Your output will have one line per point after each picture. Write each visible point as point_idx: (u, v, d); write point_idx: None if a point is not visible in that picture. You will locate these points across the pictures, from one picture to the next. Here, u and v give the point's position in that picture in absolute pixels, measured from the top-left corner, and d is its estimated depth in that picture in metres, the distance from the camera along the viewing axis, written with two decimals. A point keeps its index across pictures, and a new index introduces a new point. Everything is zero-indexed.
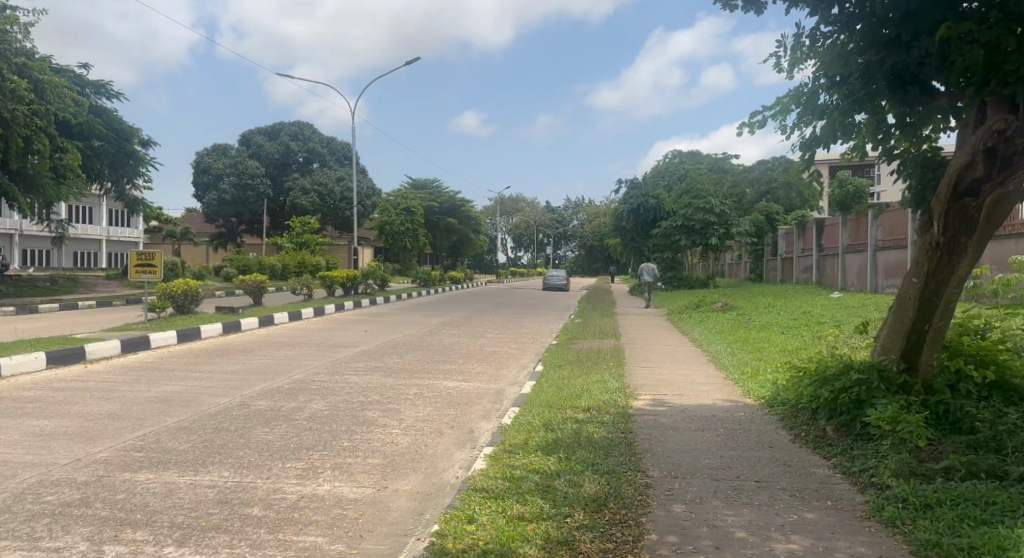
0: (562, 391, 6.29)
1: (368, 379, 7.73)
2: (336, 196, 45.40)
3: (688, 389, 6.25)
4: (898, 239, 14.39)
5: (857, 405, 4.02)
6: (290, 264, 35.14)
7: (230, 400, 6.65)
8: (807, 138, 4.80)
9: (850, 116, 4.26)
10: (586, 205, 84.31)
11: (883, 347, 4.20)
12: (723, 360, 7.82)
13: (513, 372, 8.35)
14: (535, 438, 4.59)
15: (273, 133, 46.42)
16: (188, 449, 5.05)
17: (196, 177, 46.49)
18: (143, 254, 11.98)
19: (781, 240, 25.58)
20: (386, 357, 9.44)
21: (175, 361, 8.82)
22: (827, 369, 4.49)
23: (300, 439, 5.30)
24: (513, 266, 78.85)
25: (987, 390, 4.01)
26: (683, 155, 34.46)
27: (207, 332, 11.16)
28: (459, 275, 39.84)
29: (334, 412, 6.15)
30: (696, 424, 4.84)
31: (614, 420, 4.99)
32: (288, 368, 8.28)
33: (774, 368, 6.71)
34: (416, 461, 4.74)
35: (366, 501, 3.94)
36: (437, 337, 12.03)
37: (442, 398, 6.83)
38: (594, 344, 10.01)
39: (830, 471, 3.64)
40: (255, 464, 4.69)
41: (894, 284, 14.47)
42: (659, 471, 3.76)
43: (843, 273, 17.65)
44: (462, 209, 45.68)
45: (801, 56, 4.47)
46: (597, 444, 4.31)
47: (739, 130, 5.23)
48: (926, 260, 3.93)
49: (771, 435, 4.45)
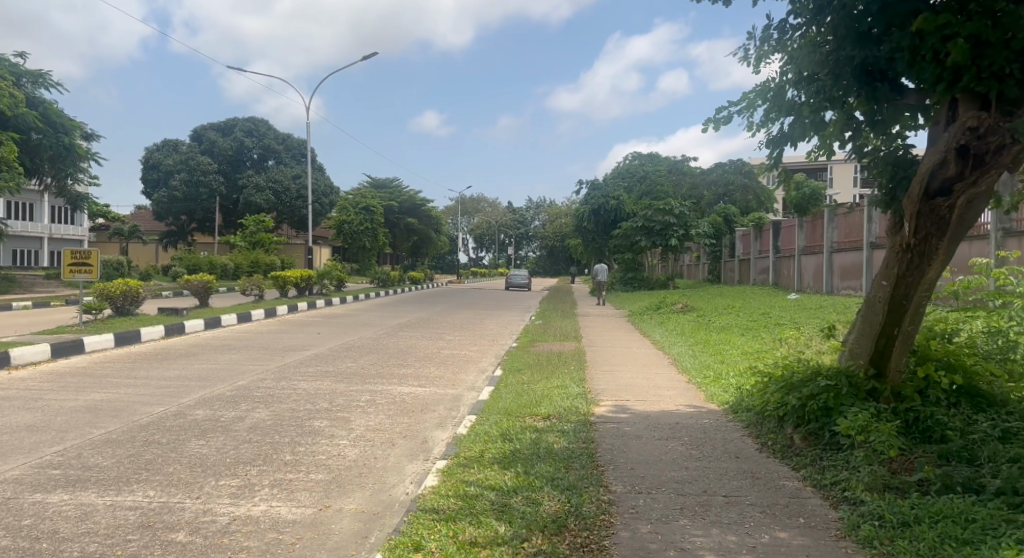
0: (521, 397, 6.02)
1: (317, 385, 7.33)
2: (292, 194, 44.38)
3: (650, 395, 6.06)
4: (854, 241, 14.62)
5: (825, 413, 3.86)
6: (244, 264, 34.09)
7: (165, 409, 6.16)
8: (773, 136, 4.63)
9: (818, 114, 4.09)
10: (547, 205, 84.57)
11: (852, 352, 4.06)
12: (685, 363, 7.67)
13: (471, 377, 8.06)
14: (491, 450, 4.30)
15: (226, 128, 45.13)
16: (111, 465, 4.60)
17: (145, 173, 44.80)
18: (78, 253, 11.25)
19: (738, 242, 25.91)
20: (338, 361, 9.04)
21: (108, 366, 8.24)
22: (794, 374, 4.33)
23: (238, 453, 4.90)
24: (475, 266, 78.72)
25: (956, 396, 3.90)
26: (643, 157, 34.75)
27: (148, 334, 10.53)
28: (420, 275, 39.31)
29: (278, 421, 5.76)
30: (659, 432, 4.63)
31: (575, 428, 4.74)
32: (231, 374, 7.80)
33: (737, 372, 6.57)
34: (363, 476, 4.40)
35: (306, 523, 3.60)
36: (393, 339, 11.64)
37: (395, 405, 6.50)
38: (554, 347, 9.80)
39: (801, 484, 3.46)
40: (185, 482, 4.28)
41: (849, 285, 14.67)
42: (622, 486, 3.52)
43: (800, 274, 17.89)
44: (423, 209, 45.14)
45: (769, 49, 4.30)
46: (557, 456, 4.06)
47: (705, 127, 5.04)
48: (896, 262, 3.78)
49: (737, 444, 4.26)
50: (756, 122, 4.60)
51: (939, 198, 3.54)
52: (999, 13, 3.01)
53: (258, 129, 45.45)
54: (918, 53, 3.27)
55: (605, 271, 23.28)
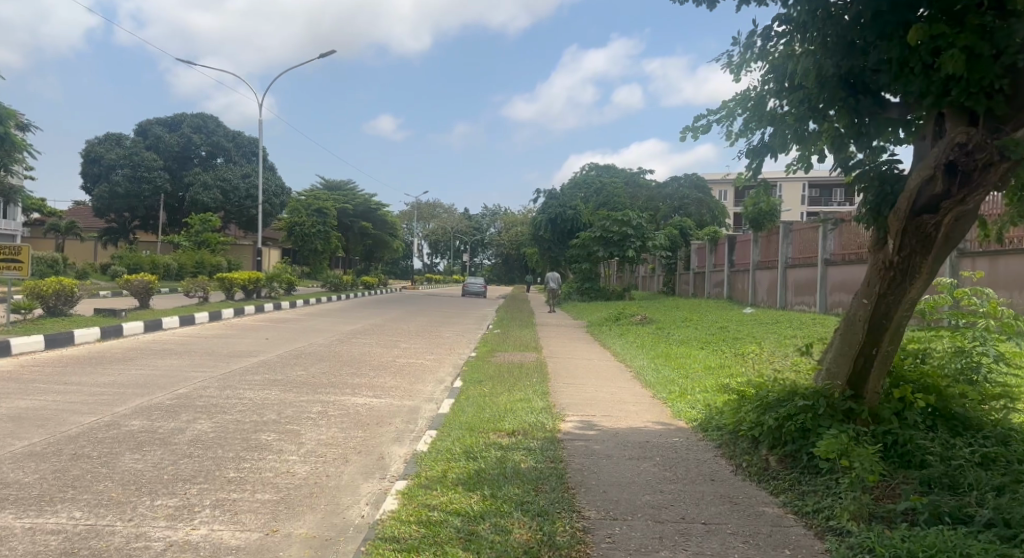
0: (483, 411, 5.75)
1: (266, 395, 6.88)
2: (241, 193, 43.11)
3: (616, 410, 5.90)
4: (807, 257, 14.96)
5: (802, 435, 3.84)
6: (188, 264, 32.77)
7: (99, 417, 5.46)
8: (753, 147, 4.58)
9: (802, 125, 4.09)
10: (503, 212, 84.52)
11: (829, 372, 4.09)
12: (647, 377, 7.55)
13: (429, 387, 7.75)
14: (454, 469, 4.03)
15: (174, 124, 43.40)
16: (33, 482, 3.90)
17: (85, 167, 42.67)
18: (6, 247, 10.38)
19: (693, 255, 26.31)
20: (288, 369, 8.55)
21: (35, 371, 7.35)
22: (769, 394, 4.30)
23: (178, 468, 4.37)
24: (429, 272, 78.20)
25: (931, 420, 3.96)
26: (600, 169, 35.05)
27: (82, 336, 9.76)
28: (373, 280, 38.58)
29: (223, 434, 5.29)
30: (630, 451, 4.46)
31: (543, 446, 4.51)
32: (172, 381, 7.21)
33: (702, 388, 6.49)
34: (313, 497, 4.04)
35: (250, 550, 3.24)
36: (346, 346, 11.18)
37: (350, 417, 6.14)
38: (515, 357, 9.55)
39: (781, 511, 3.37)
40: (116, 501, 3.72)
41: (802, 301, 14.97)
42: (595, 512, 3.32)
43: (754, 288, 18.22)
44: (378, 213, 44.44)
45: (750, 58, 4.29)
46: (525, 477, 3.82)
47: (682, 135, 4.94)
48: (878, 281, 3.83)
49: (711, 465, 4.17)
50: (736, 132, 4.55)
51: (925, 215, 3.54)
52: (988, 27, 3.03)
53: (208, 125, 43.92)
54: (905, 65, 3.33)
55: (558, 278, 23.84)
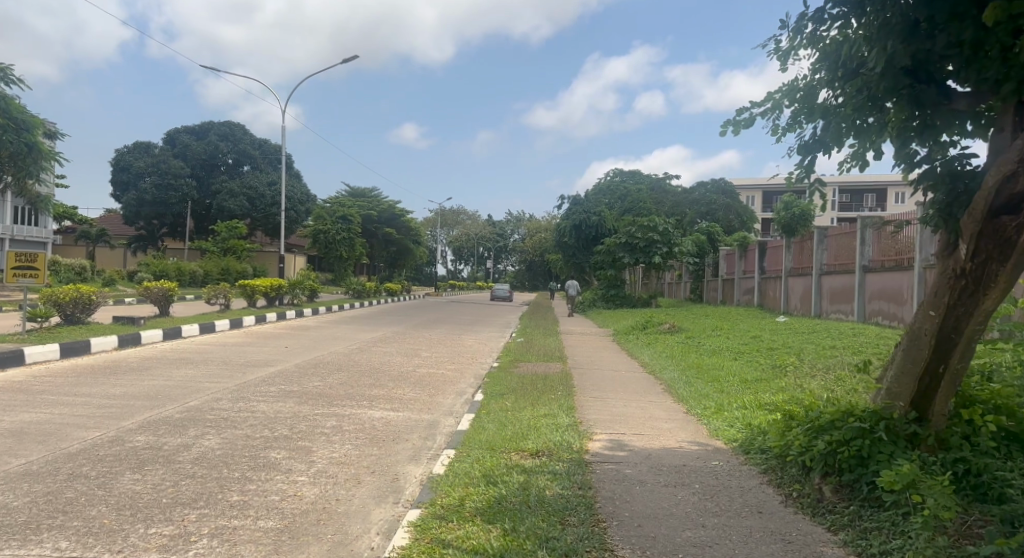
0: (505, 429, 5.38)
1: (279, 409, 6.59)
2: (267, 200, 43.54)
3: (647, 428, 5.49)
4: (844, 264, 14.34)
5: (860, 463, 3.43)
6: (214, 272, 33.18)
7: (103, 433, 5.22)
8: (804, 141, 4.20)
9: (860, 115, 3.74)
10: (528, 219, 84.09)
11: (890, 392, 3.69)
12: (680, 391, 7.11)
13: (449, 400, 7.41)
14: (473, 497, 3.68)
15: (201, 132, 43.88)
16: (22, 507, 3.61)
17: (115, 175, 43.38)
18: (24, 254, 10.26)
19: (721, 261, 25.70)
20: (304, 380, 8.26)
21: (47, 381, 7.19)
22: (822, 414, 3.88)
23: (177, 491, 4.06)
24: (453, 278, 78.37)
25: (1005, 446, 3.53)
26: (623, 175, 34.70)
27: (99, 344, 9.60)
28: (396, 287, 38.48)
29: (230, 451, 4.99)
30: (665, 477, 4.08)
31: (569, 470, 4.14)
32: (183, 393, 7.00)
33: (741, 404, 6.02)
34: (321, 524, 3.70)
35: None
36: (366, 356, 10.92)
37: (364, 433, 5.84)
38: (539, 368, 9.18)
39: (842, 552, 2.99)
40: (107, 529, 3.41)
41: (839, 309, 14.34)
42: (630, 551, 2.94)
43: (786, 296, 17.62)
44: (402, 220, 44.42)
45: (800, 44, 3.96)
46: (549, 507, 3.46)
47: (722, 129, 4.55)
48: (946, 290, 3.42)
49: (755, 494, 3.79)
50: (783, 126, 4.20)
51: (1005, 216, 3.13)
52: None
53: (234, 133, 44.37)
54: (980, 48, 3.10)
55: (575, 282, 25.40)
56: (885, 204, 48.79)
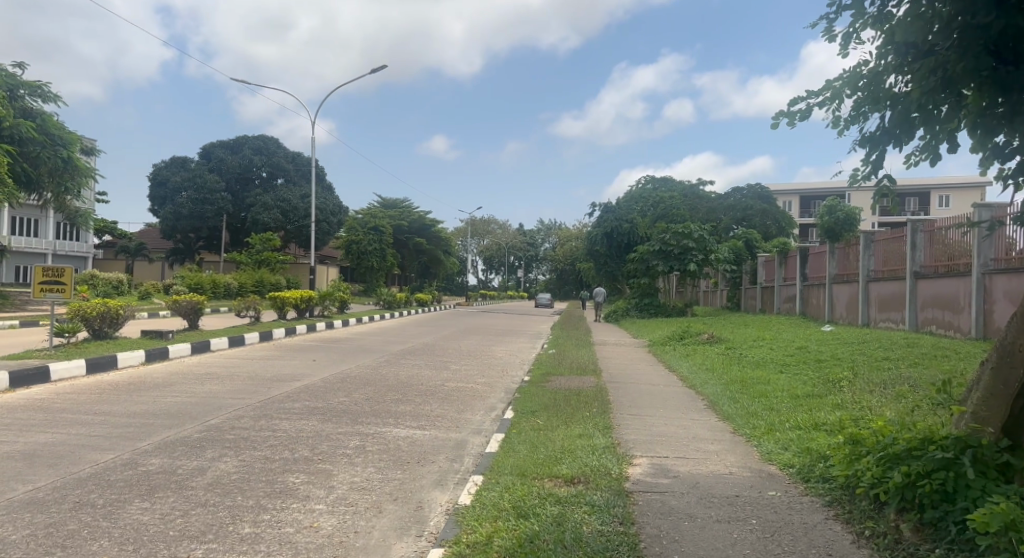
0: (537, 452, 5.00)
1: (302, 427, 6.33)
2: (300, 213, 44.03)
3: (692, 450, 5.07)
4: (893, 269, 13.63)
5: (945, 499, 2.96)
6: (248, 284, 33.26)
7: (117, 455, 5.02)
8: (870, 134, 3.75)
9: (935, 103, 3.31)
10: (558, 227, 83.56)
11: (976, 417, 3.26)
12: (725, 408, 6.66)
13: (478, 417, 7.07)
14: (503, 533, 3.31)
15: (236, 146, 44.55)
16: (19, 541, 3.37)
17: (153, 190, 44.50)
18: (50, 269, 10.29)
19: (759, 269, 24.92)
20: (331, 395, 8.01)
21: (69, 399, 7.07)
22: (896, 440, 3.43)
23: (186, 522, 3.79)
24: (484, 288, 78.32)
25: None
26: (656, 183, 34.09)
27: (125, 359, 9.53)
28: (428, 297, 38.36)
29: (246, 476, 4.71)
30: (718, 511, 3.66)
31: (608, 502, 3.74)
32: (204, 411, 6.79)
33: (793, 425, 5.57)
34: None
35: None
36: (394, 369, 10.64)
37: (389, 454, 5.52)
38: (572, 382, 8.77)
39: None
40: None
41: (888, 317, 13.64)
42: None
43: (830, 304, 16.87)
44: (432, 230, 44.39)
45: (863, 23, 3.57)
46: (589, 549, 3.05)
47: (775, 121, 4.17)
48: None
49: (823, 534, 3.34)
50: (845, 117, 3.81)
51: None
52: None
53: (267, 147, 45.01)
54: None
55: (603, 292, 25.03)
56: (929, 207, 47.14)
